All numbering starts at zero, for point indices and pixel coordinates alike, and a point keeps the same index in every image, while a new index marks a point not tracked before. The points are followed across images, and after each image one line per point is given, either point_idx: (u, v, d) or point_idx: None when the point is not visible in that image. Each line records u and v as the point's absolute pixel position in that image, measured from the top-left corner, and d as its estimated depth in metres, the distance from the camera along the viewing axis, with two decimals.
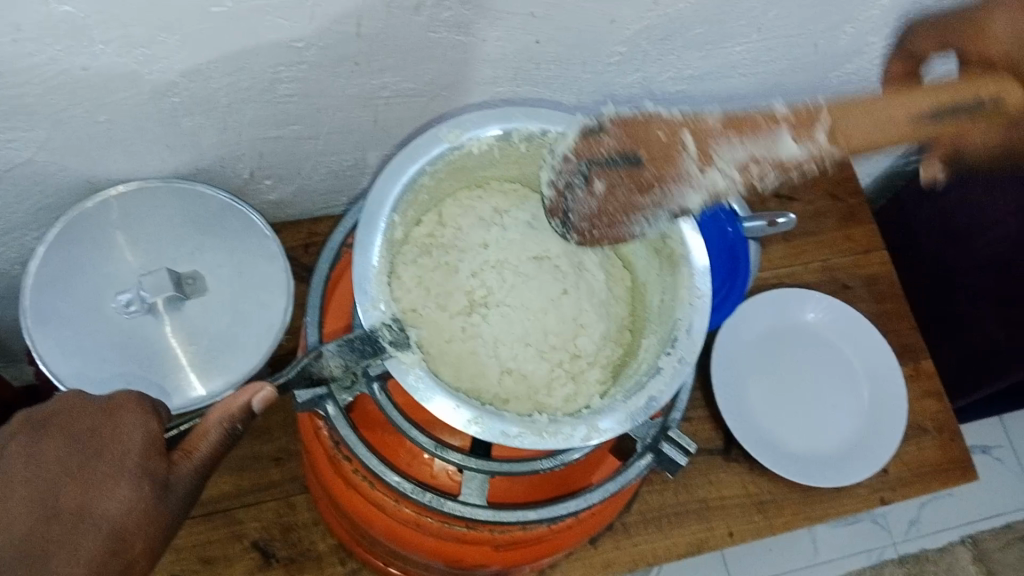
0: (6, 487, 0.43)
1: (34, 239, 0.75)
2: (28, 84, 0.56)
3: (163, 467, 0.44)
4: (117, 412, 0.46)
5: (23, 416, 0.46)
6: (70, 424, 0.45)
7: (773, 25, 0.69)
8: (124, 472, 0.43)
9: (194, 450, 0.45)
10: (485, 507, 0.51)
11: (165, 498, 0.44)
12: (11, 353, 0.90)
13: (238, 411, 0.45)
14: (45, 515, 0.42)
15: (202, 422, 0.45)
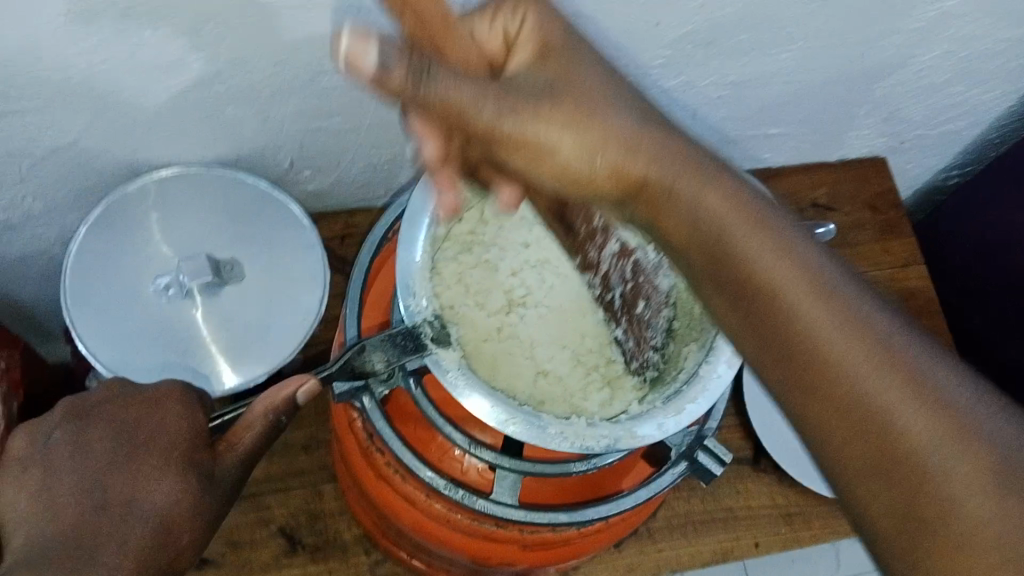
0: (54, 475, 0.44)
1: (76, 220, 0.77)
2: (76, 68, 0.57)
3: (207, 459, 0.45)
4: (166, 402, 0.47)
5: (71, 403, 0.47)
6: (117, 415, 0.46)
7: (818, 34, 0.69)
8: (171, 463, 0.44)
9: (238, 442, 0.46)
10: (517, 507, 0.51)
11: (211, 489, 0.45)
12: (49, 332, 0.92)
13: (282, 403, 0.45)
14: (92, 504, 0.43)
15: (245, 414, 0.46)
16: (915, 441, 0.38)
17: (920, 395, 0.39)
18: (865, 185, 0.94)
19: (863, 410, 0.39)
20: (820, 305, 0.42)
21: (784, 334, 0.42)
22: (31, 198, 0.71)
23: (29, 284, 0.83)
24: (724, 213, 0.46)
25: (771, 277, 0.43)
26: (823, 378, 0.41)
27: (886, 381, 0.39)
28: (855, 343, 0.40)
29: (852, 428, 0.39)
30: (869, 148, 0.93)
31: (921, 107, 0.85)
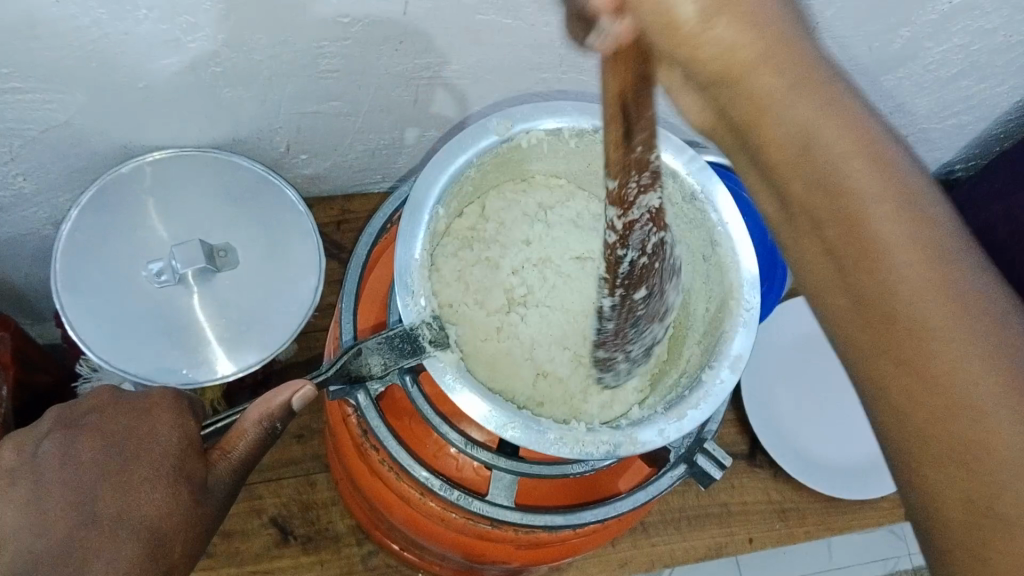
0: (40, 488, 0.42)
1: (67, 201, 0.75)
2: (69, 47, 0.55)
3: (199, 469, 0.45)
4: (158, 412, 0.46)
5: (59, 415, 0.46)
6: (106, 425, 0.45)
7: (827, 25, 0.67)
8: (164, 475, 0.44)
9: (231, 450, 0.45)
10: (513, 509, 0.50)
11: (204, 500, 0.44)
12: (40, 311, 0.91)
13: (277, 410, 0.44)
14: (81, 518, 0.42)
15: (238, 422, 0.45)
16: (999, 439, 0.30)
17: (1019, 389, 0.30)
18: None
19: (946, 390, 0.31)
20: (918, 256, 0.32)
21: (870, 278, 0.33)
22: (22, 178, 0.69)
23: (19, 265, 0.82)
24: (828, 119, 0.35)
25: (861, 206, 0.33)
26: (911, 350, 0.32)
27: (990, 374, 0.30)
28: (949, 305, 0.32)
29: (923, 403, 0.31)
30: None
31: (928, 100, 0.84)
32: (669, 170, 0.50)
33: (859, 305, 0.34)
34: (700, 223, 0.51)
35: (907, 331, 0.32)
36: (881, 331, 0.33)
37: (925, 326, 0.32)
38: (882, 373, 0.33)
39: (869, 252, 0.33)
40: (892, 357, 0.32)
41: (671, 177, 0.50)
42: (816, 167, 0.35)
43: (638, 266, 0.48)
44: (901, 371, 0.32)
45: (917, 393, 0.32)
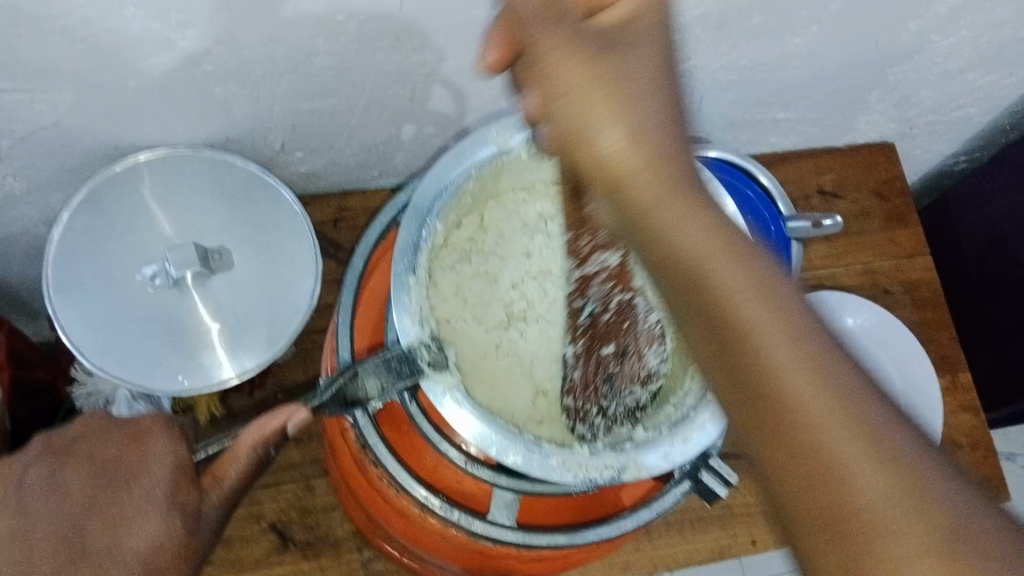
0: (28, 523, 0.44)
1: (58, 201, 0.74)
2: (55, 46, 0.53)
3: (193, 498, 0.45)
4: (140, 439, 0.47)
5: (43, 442, 0.47)
6: (94, 453, 0.47)
7: (834, 19, 0.66)
8: (157, 505, 0.44)
9: (224, 477, 0.46)
10: (514, 528, 0.50)
11: (198, 529, 0.45)
12: (33, 310, 0.90)
13: (271, 436, 0.46)
14: (71, 554, 0.43)
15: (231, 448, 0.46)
16: (911, 566, 0.27)
17: (928, 508, 0.27)
18: (872, 172, 0.91)
19: (854, 523, 0.28)
20: (811, 382, 0.29)
21: (778, 428, 0.29)
22: (11, 178, 0.68)
23: (10, 264, 0.81)
24: (706, 241, 0.32)
25: (751, 328, 0.30)
26: (826, 494, 0.28)
27: (907, 522, 0.27)
28: (847, 428, 0.29)
29: (829, 541, 0.28)
30: (879, 133, 0.90)
31: (935, 93, 0.82)
32: None
33: (770, 446, 0.30)
34: None
35: (816, 472, 0.29)
36: (793, 475, 0.29)
37: (839, 468, 0.28)
38: (799, 525, 0.29)
39: (762, 383, 0.30)
40: (808, 501, 0.29)
41: None
42: (708, 308, 0.31)
43: (600, 320, 0.52)
44: (813, 517, 0.29)
45: (835, 547, 0.28)
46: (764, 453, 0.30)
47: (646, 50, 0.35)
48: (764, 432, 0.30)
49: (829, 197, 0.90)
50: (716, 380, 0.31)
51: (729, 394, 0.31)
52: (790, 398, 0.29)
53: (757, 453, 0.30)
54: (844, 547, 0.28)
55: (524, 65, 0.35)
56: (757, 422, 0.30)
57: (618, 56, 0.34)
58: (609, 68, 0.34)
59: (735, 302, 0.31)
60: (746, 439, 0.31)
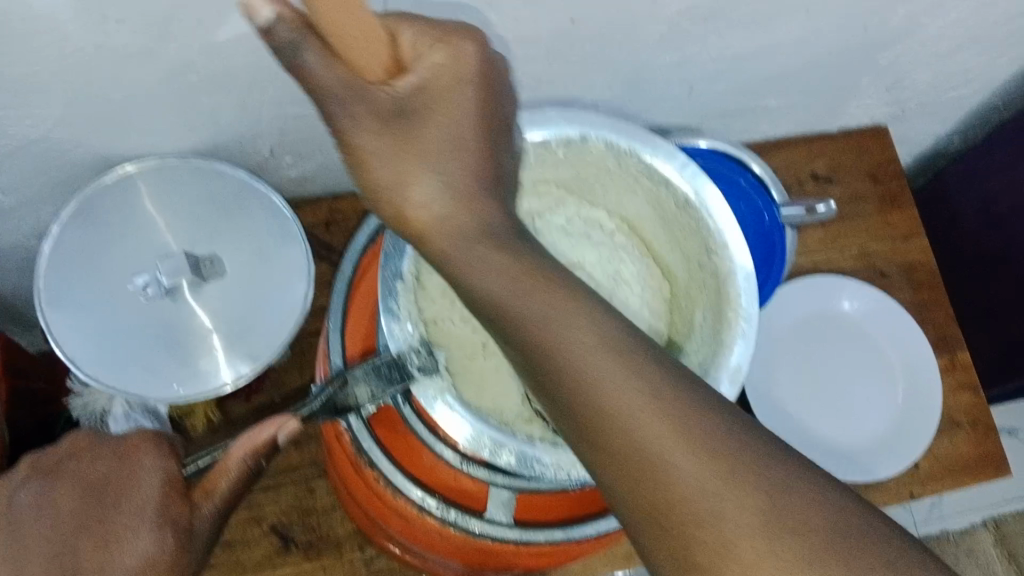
0: (22, 546, 0.45)
1: (50, 213, 0.74)
2: (39, 62, 0.53)
3: (184, 513, 0.45)
4: (131, 457, 0.47)
5: (33, 461, 0.49)
6: (83, 472, 0.48)
7: (822, 6, 0.65)
8: (146, 521, 0.44)
9: (214, 489, 0.45)
10: (511, 525, 0.51)
11: (190, 543, 0.45)
12: (31, 322, 0.90)
13: (262, 446, 0.45)
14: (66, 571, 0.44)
15: (222, 460, 0.45)
16: (714, 513, 0.33)
17: (722, 463, 0.34)
18: (866, 155, 0.91)
19: (666, 494, 0.34)
20: (615, 379, 0.36)
21: (600, 434, 0.35)
22: (2, 193, 0.68)
23: (5, 278, 0.81)
24: (520, 272, 0.39)
25: (565, 343, 0.37)
26: (643, 478, 0.34)
27: (708, 480, 0.33)
28: (648, 412, 0.35)
29: (654, 517, 0.34)
30: (871, 116, 0.90)
31: (927, 74, 0.82)
32: (663, 177, 0.51)
33: (596, 446, 0.36)
34: (694, 229, 0.51)
35: (635, 463, 0.35)
36: (619, 470, 0.35)
37: (658, 456, 0.34)
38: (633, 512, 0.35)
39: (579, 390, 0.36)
40: (633, 490, 0.35)
41: (664, 184, 0.51)
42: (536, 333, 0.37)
43: None
44: (641, 503, 0.34)
45: (662, 525, 0.34)
46: (595, 454, 0.36)
47: (460, 109, 0.41)
48: (587, 435, 0.36)
49: (822, 183, 0.90)
50: (551, 395, 0.37)
51: (559, 406, 0.37)
52: (607, 404, 0.35)
53: (587, 455, 0.36)
54: (664, 519, 0.34)
55: (344, 150, 0.40)
56: (583, 426, 0.36)
57: (425, 124, 0.40)
58: (418, 144, 0.40)
59: (566, 340, 0.37)
60: (580, 445, 0.37)
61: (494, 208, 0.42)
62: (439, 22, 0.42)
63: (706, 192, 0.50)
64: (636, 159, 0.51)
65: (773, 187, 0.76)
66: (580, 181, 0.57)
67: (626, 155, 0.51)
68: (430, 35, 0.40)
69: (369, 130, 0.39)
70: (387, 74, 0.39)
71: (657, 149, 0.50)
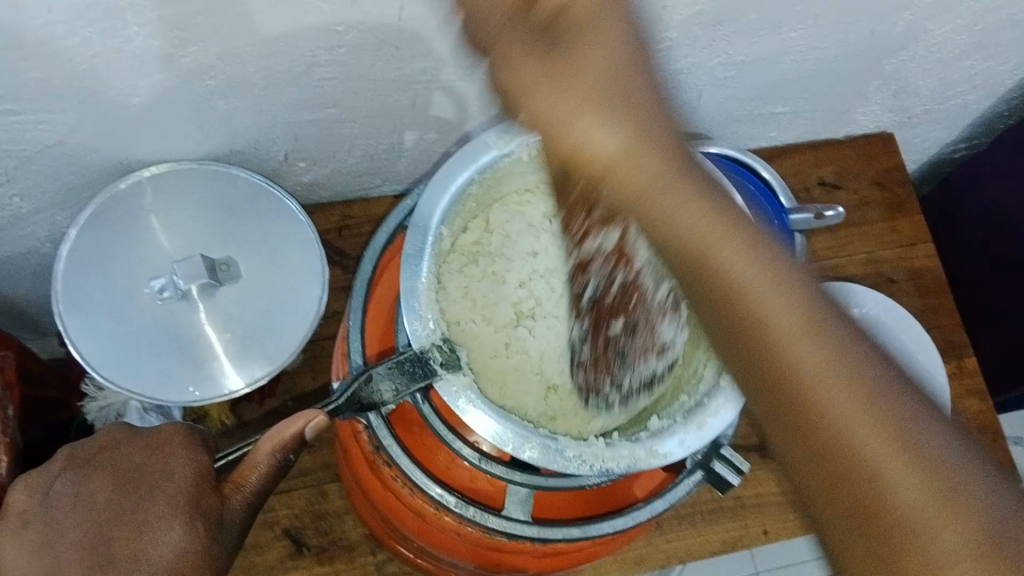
0: (55, 534, 0.45)
1: (65, 219, 0.74)
2: (59, 67, 0.54)
3: (216, 505, 0.46)
4: (165, 449, 0.48)
5: (68, 453, 0.49)
6: (119, 463, 0.48)
7: (829, 12, 0.66)
8: (179, 512, 0.45)
9: (244, 483, 0.46)
10: (528, 522, 0.51)
11: (221, 536, 0.45)
12: (42, 329, 0.91)
13: (290, 441, 0.46)
14: (98, 563, 0.44)
15: (252, 454, 0.46)
16: (917, 519, 0.29)
17: (936, 472, 0.30)
18: (871, 162, 0.92)
19: (864, 482, 0.31)
20: (818, 352, 0.32)
21: (794, 412, 0.32)
22: (18, 199, 0.68)
23: (18, 283, 0.81)
24: (699, 212, 0.36)
25: (754, 300, 0.34)
26: (840, 469, 0.31)
27: (916, 492, 0.30)
28: (851, 393, 0.31)
29: (839, 501, 0.31)
30: (877, 123, 0.90)
31: (932, 81, 0.82)
32: None
33: (785, 418, 0.33)
34: None
35: (825, 445, 0.32)
36: (808, 452, 0.32)
37: (857, 447, 0.31)
38: (814, 498, 0.32)
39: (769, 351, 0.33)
40: (820, 478, 0.32)
41: None
42: (725, 294, 0.34)
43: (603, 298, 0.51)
44: (829, 493, 0.31)
45: (849, 518, 0.31)
46: (778, 428, 0.33)
47: (612, 24, 0.37)
48: (777, 407, 0.33)
49: (829, 189, 0.90)
50: (737, 359, 0.34)
51: (745, 374, 0.34)
52: (806, 377, 0.32)
53: (774, 429, 0.33)
54: (855, 517, 0.31)
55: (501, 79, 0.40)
56: (773, 397, 0.33)
57: (581, 50, 0.37)
58: (579, 72, 0.37)
59: (764, 309, 0.33)
60: (765, 415, 0.34)
61: (670, 142, 0.37)
62: None
63: None
64: None
65: (780, 194, 0.77)
66: None
67: None
68: None
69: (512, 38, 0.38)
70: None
71: None
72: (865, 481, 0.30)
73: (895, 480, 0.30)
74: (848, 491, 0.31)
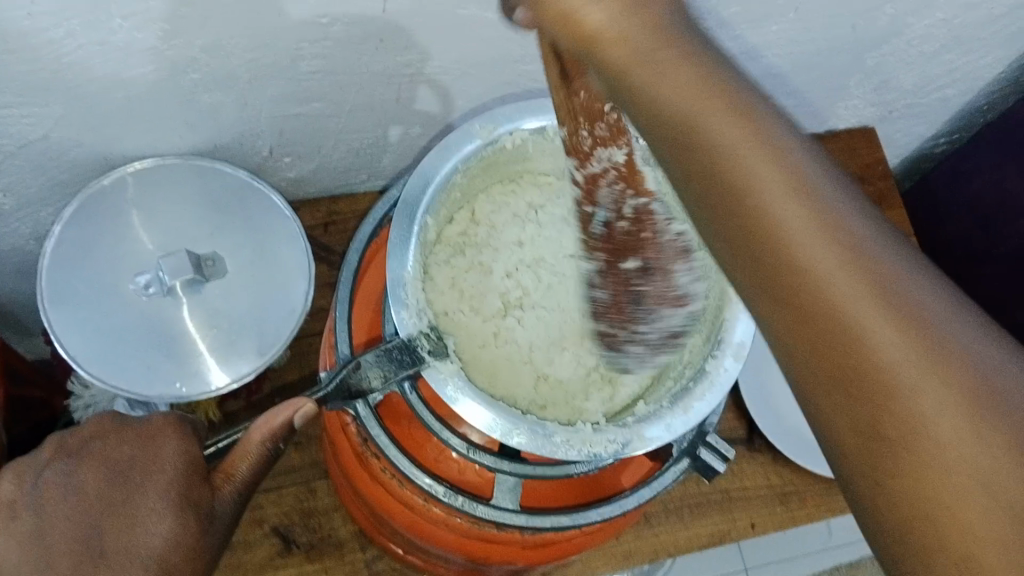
0: (45, 525, 0.45)
1: (49, 215, 0.74)
2: (42, 59, 0.54)
3: (206, 495, 0.46)
4: (156, 440, 0.48)
5: (59, 441, 0.49)
6: (107, 451, 0.48)
7: (811, 6, 0.67)
8: (169, 502, 0.45)
9: (235, 473, 0.47)
10: (517, 511, 0.51)
11: (211, 525, 0.46)
12: (26, 327, 0.90)
13: (279, 428, 0.46)
14: (88, 555, 0.44)
15: (242, 442, 0.47)
16: (947, 436, 0.29)
17: (944, 362, 0.30)
18: (854, 157, 0.92)
19: (882, 379, 0.30)
20: (846, 270, 0.32)
21: (802, 294, 0.32)
22: (1, 194, 0.68)
23: (2, 281, 0.81)
24: (706, 99, 0.36)
25: (770, 203, 0.33)
26: (847, 354, 0.31)
27: (926, 379, 0.30)
28: (873, 289, 0.31)
29: (846, 388, 0.31)
30: (859, 118, 0.91)
31: (913, 75, 0.83)
32: None
33: (788, 303, 0.32)
34: None
35: (832, 325, 0.31)
36: (812, 334, 0.32)
37: (867, 329, 0.31)
38: (817, 386, 0.32)
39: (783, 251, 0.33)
40: (825, 362, 0.31)
41: None
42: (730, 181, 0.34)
43: (616, 229, 0.51)
44: (834, 377, 0.31)
45: (853, 403, 0.31)
46: (778, 313, 0.33)
47: None
48: (778, 291, 0.33)
49: None
50: (736, 246, 0.34)
51: (744, 260, 0.34)
52: (811, 256, 0.32)
53: (772, 312, 0.33)
54: (856, 401, 0.31)
55: None
56: (773, 284, 0.33)
57: None
58: None
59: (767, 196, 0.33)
60: (762, 303, 0.33)
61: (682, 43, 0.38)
62: None
63: None
64: None
65: None
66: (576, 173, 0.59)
67: None
68: None
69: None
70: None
71: None
72: (872, 361, 0.31)
73: (901, 363, 0.30)
74: (852, 374, 0.31)
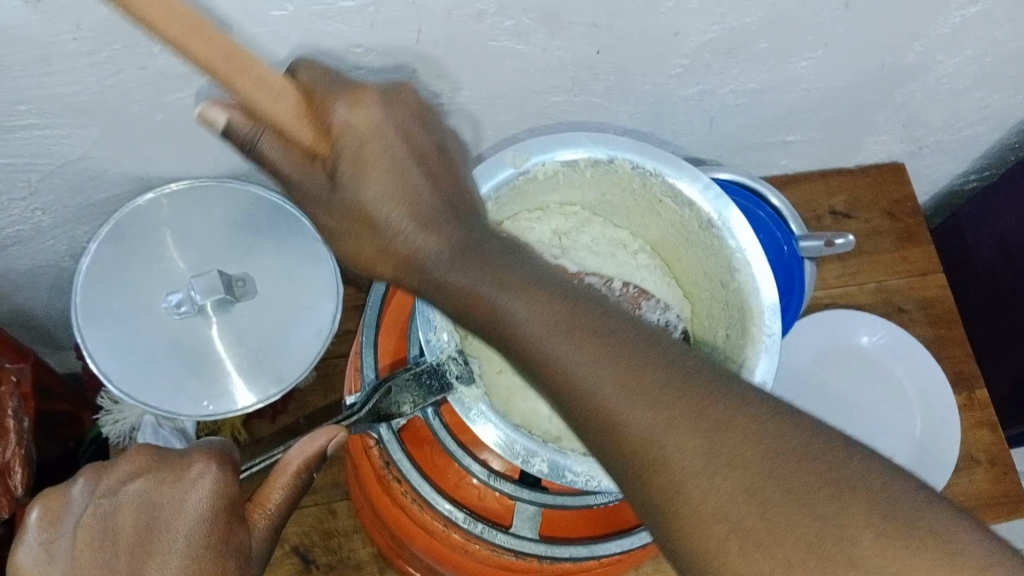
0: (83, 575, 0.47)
1: (85, 234, 0.76)
2: (84, 82, 0.55)
3: (244, 535, 0.48)
4: (187, 487, 0.48)
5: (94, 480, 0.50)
6: (141, 495, 0.49)
7: (840, 41, 0.67)
8: (201, 553, 0.46)
9: (267, 504, 0.49)
10: (536, 540, 0.52)
11: (249, 564, 0.48)
12: (59, 342, 0.92)
13: (314, 455, 0.49)
14: None
15: (275, 471, 0.49)
16: (724, 505, 0.35)
17: (702, 441, 0.36)
18: (882, 192, 0.92)
19: (662, 478, 0.37)
20: (613, 386, 0.39)
21: (594, 424, 0.39)
22: (40, 212, 0.70)
23: (37, 296, 0.82)
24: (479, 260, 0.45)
25: (542, 336, 0.41)
26: (647, 466, 0.37)
27: (693, 461, 0.36)
28: (628, 391, 0.38)
29: (655, 498, 0.37)
30: (888, 154, 0.91)
31: (942, 112, 0.83)
32: (687, 198, 0.53)
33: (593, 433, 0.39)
34: (717, 248, 0.53)
35: (624, 448, 0.38)
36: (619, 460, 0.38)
37: (640, 440, 0.38)
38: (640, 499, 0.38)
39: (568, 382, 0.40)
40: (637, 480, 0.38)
41: (688, 205, 0.53)
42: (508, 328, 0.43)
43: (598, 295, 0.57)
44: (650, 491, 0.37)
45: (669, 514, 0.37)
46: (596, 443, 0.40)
47: (381, 144, 0.46)
48: (586, 423, 0.40)
49: (840, 218, 0.91)
50: (552, 387, 0.41)
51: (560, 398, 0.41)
52: (586, 387, 0.39)
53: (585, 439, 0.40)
54: (662, 503, 0.37)
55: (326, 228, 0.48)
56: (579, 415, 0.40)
57: (367, 174, 0.46)
58: (372, 207, 0.46)
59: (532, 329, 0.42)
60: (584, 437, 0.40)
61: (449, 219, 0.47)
62: (343, 82, 0.47)
63: (731, 213, 0.52)
64: (660, 180, 0.53)
65: (790, 222, 0.78)
66: (602, 203, 0.60)
67: (652, 178, 0.53)
68: (341, 94, 0.46)
69: (325, 208, 0.47)
70: (322, 145, 0.45)
71: (682, 171, 0.52)
72: (650, 471, 0.37)
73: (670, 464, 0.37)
74: (646, 481, 0.37)
